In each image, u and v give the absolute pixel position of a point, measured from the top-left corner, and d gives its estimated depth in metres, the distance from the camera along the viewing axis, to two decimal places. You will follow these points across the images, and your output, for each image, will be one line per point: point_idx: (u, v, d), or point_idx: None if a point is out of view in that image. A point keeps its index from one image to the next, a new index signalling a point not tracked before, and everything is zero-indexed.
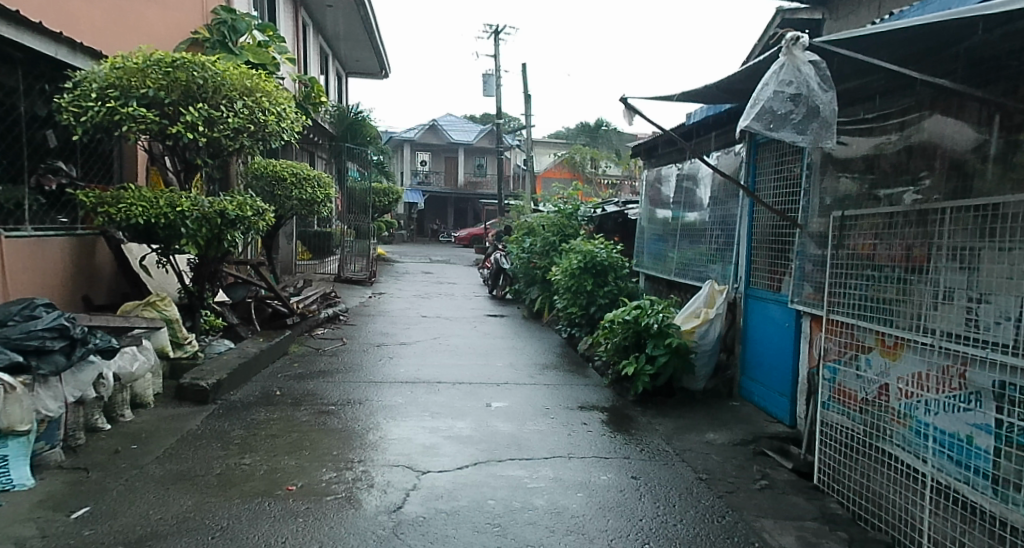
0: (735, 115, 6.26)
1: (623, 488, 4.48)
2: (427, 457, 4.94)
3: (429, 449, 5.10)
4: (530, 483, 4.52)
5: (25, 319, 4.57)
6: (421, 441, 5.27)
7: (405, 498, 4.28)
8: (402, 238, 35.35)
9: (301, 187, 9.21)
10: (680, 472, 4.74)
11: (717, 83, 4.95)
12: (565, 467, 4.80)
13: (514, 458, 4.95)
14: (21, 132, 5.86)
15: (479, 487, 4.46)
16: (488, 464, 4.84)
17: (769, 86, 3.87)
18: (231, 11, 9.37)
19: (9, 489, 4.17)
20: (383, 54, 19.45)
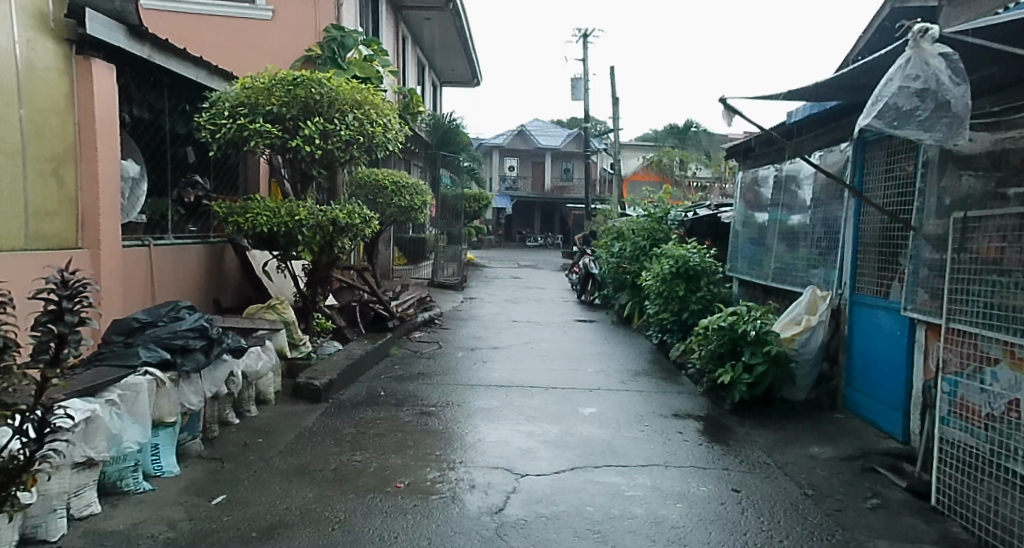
0: (841, 112, 6.13)
1: (724, 500, 4.47)
2: (525, 460, 5.10)
3: (526, 452, 5.25)
4: (627, 491, 4.59)
5: (170, 320, 4.97)
6: (518, 445, 5.43)
7: (505, 500, 4.44)
8: (490, 244, 35.95)
9: (401, 195, 9.54)
10: (785, 486, 4.69)
11: (826, 81, 4.89)
12: (663, 476, 4.84)
13: (610, 465, 5.04)
14: (167, 148, 6.44)
15: (578, 493, 4.56)
16: (584, 469, 4.95)
17: (894, 81, 3.84)
18: (341, 28, 9.49)
19: (160, 475, 4.52)
20: (474, 63, 19.87)
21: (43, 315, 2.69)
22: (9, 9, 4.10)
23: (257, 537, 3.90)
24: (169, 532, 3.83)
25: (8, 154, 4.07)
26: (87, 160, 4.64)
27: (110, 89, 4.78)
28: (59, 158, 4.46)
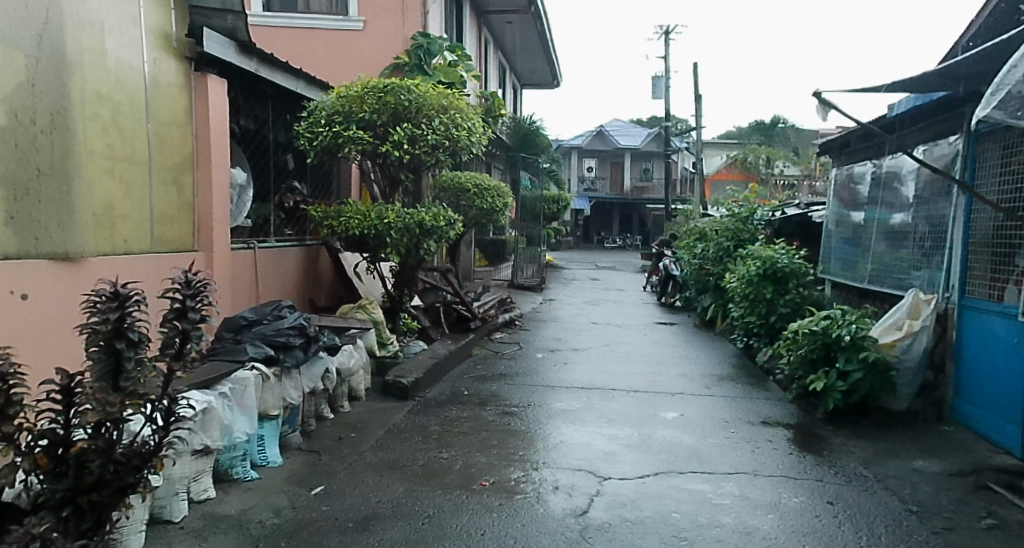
0: (952, 102, 5.88)
1: (820, 513, 4.38)
2: (608, 463, 5.13)
3: (609, 455, 5.28)
4: (715, 499, 4.55)
5: (273, 318, 5.24)
6: (600, 447, 5.47)
7: (590, 503, 4.46)
8: (567, 246, 35.90)
9: (482, 196, 9.45)
10: (886, 501, 4.55)
11: (939, 70, 4.75)
12: (752, 485, 4.78)
13: (696, 471, 5.01)
14: (270, 156, 6.79)
15: (663, 498, 4.55)
16: (669, 475, 4.93)
17: (1019, 68, 3.68)
18: (426, 35, 9.76)
19: (264, 464, 4.78)
20: (555, 64, 19.91)
21: (169, 313, 2.88)
22: (140, 30, 4.40)
23: (353, 528, 4.05)
24: (275, 518, 4.06)
25: (138, 164, 4.39)
26: (203, 168, 4.97)
27: (222, 102, 5.09)
28: (179, 167, 4.79)
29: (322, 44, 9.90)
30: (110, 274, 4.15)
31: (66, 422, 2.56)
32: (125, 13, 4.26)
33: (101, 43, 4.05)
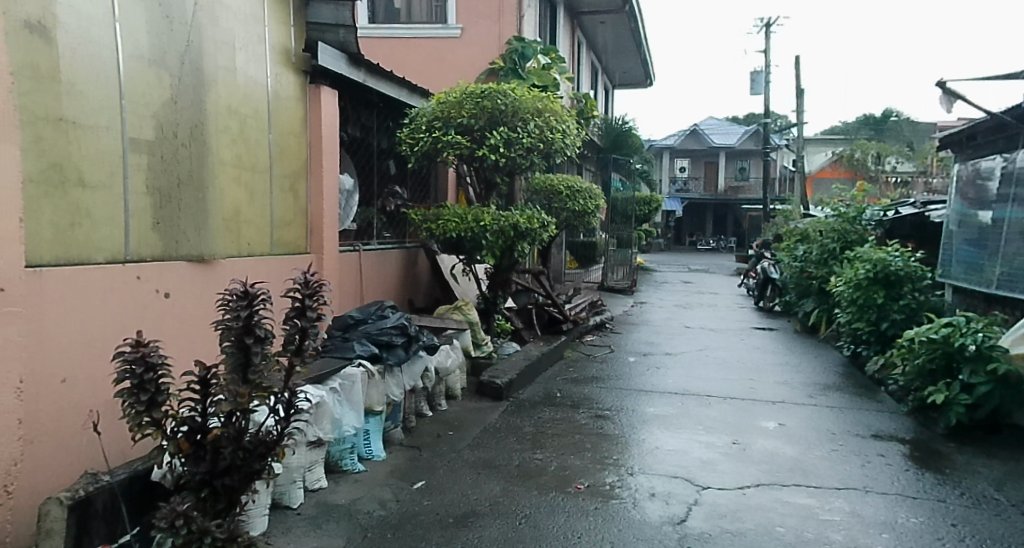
0: None
1: (940, 535, 4.19)
2: (706, 472, 5.06)
3: (706, 464, 5.22)
4: (823, 514, 4.42)
5: (377, 318, 5.46)
6: (697, 455, 5.41)
7: (688, 512, 4.42)
8: (658, 248, 35.42)
9: (574, 199, 9.40)
10: (1017, 527, 4.31)
11: None
12: (864, 502, 4.62)
13: (800, 484, 4.89)
14: (374, 162, 7.07)
15: (765, 511, 4.47)
16: (771, 486, 4.83)
17: None
18: (521, 39, 9.81)
19: (369, 458, 4.97)
20: (648, 64, 19.68)
21: (290, 311, 3.07)
22: (266, 47, 4.69)
23: (453, 523, 4.16)
24: (381, 510, 4.23)
25: (261, 172, 4.68)
26: (316, 175, 5.25)
27: (334, 113, 5.36)
28: (295, 174, 5.08)
29: (422, 52, 10.21)
30: (240, 276, 4.45)
31: (203, 410, 2.79)
32: (252, 32, 4.54)
33: (231, 60, 4.34)
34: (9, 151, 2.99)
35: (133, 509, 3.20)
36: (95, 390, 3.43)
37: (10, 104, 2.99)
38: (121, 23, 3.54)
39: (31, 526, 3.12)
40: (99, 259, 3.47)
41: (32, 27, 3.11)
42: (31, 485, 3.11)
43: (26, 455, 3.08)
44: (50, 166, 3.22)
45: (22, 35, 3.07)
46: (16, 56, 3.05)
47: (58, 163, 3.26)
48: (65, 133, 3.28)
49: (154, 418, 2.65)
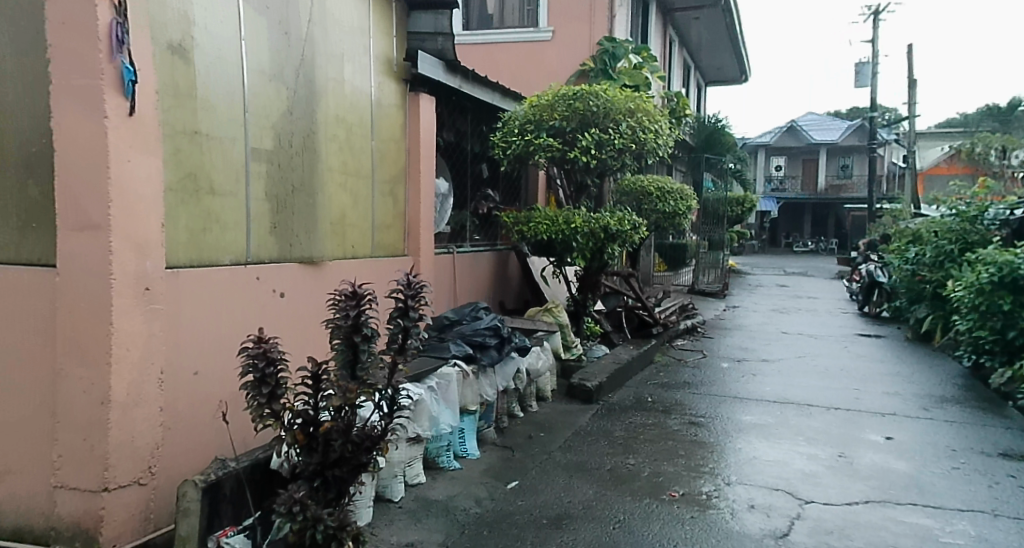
0: None
1: None
2: (809, 485, 4.91)
3: (809, 476, 5.06)
4: (944, 537, 4.21)
5: (472, 320, 5.57)
6: (799, 467, 5.25)
7: (791, 526, 4.31)
8: (752, 250, 34.42)
9: (665, 200, 9.27)
10: None
11: None
12: (989, 526, 4.37)
13: (917, 503, 4.66)
14: (467, 166, 7.21)
15: (874, 528, 4.30)
16: (883, 504, 4.64)
17: None
18: (612, 39, 9.72)
19: (463, 456, 5.07)
20: (745, 61, 19.13)
21: (394, 311, 3.17)
22: (371, 58, 4.87)
23: (547, 525, 4.20)
24: (477, 508, 4.32)
25: (365, 177, 4.86)
26: (413, 179, 5.41)
27: (431, 119, 5.51)
28: (395, 179, 5.24)
29: (514, 58, 10.35)
30: (346, 277, 4.64)
31: (315, 404, 2.94)
32: (359, 44, 4.73)
33: (340, 72, 4.54)
34: (154, 163, 3.23)
35: (256, 496, 3.39)
36: (221, 383, 3.67)
37: (155, 120, 3.24)
38: (246, 41, 3.77)
39: (168, 506, 3.38)
40: (226, 261, 3.69)
41: (174, 49, 3.36)
42: (169, 469, 3.37)
43: (165, 442, 3.33)
44: (186, 175, 3.46)
45: (165, 56, 3.32)
46: (160, 75, 3.30)
47: (192, 173, 3.50)
48: (199, 144, 3.52)
49: (273, 410, 2.80)
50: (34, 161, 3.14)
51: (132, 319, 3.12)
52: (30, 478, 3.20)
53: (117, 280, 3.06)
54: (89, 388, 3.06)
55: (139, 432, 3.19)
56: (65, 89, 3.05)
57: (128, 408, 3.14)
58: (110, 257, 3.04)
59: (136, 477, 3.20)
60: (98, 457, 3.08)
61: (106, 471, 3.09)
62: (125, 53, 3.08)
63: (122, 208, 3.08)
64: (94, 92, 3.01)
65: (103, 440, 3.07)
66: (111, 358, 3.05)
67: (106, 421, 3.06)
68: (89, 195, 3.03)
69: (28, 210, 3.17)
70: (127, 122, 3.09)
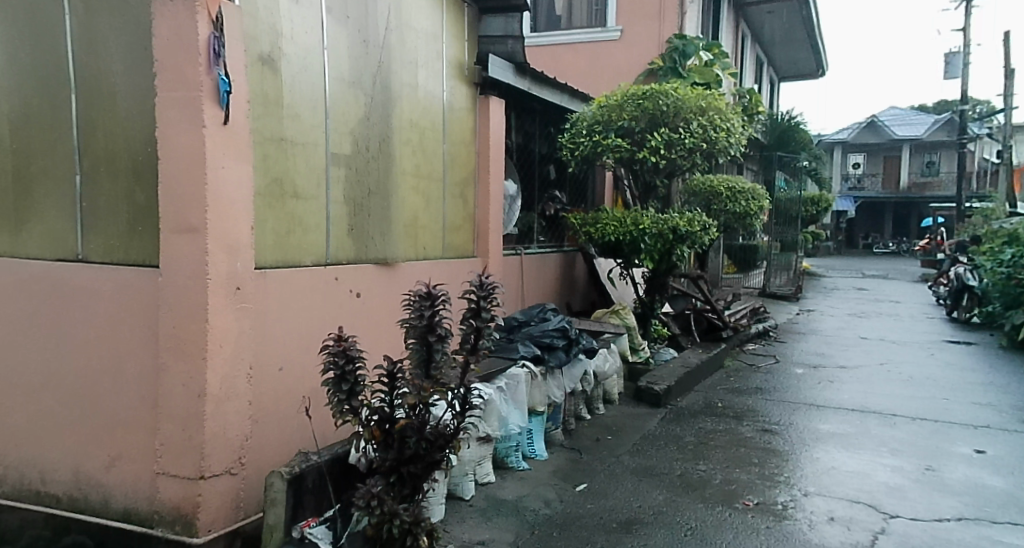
0: None
1: None
2: (893, 499, 4.74)
3: (894, 489, 4.89)
4: None
5: (539, 322, 5.60)
6: (882, 479, 5.07)
7: (874, 540, 4.17)
8: (828, 252, 33.34)
9: (736, 200, 9.05)
10: None
11: None
12: None
13: (1014, 522, 4.45)
14: (535, 167, 7.24)
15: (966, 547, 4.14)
16: (976, 521, 4.44)
17: None
18: (682, 37, 9.56)
19: (531, 456, 5.09)
20: (822, 56, 18.59)
21: (466, 312, 3.21)
22: (443, 63, 4.95)
23: (617, 529, 4.18)
24: (546, 509, 4.34)
25: (437, 180, 4.94)
26: (483, 181, 5.47)
27: (501, 121, 5.56)
28: (465, 181, 5.31)
29: (583, 59, 10.34)
30: (418, 278, 4.72)
31: (391, 401, 3.01)
32: (432, 49, 4.81)
33: (414, 77, 4.63)
34: (246, 169, 3.37)
35: (337, 488, 3.49)
36: (304, 379, 3.79)
37: (247, 129, 3.38)
38: (329, 50, 3.88)
39: (257, 496, 3.52)
40: (307, 263, 3.81)
41: (264, 60, 3.50)
42: (257, 460, 3.51)
43: (253, 434, 3.47)
44: (273, 180, 3.60)
45: (256, 67, 3.47)
46: (251, 86, 3.44)
47: (278, 179, 3.63)
48: (285, 151, 3.65)
49: (352, 406, 2.91)
50: (140, 169, 3.35)
51: (224, 317, 3.26)
52: (133, 464, 3.38)
53: (212, 280, 3.21)
54: (187, 381, 3.22)
55: (231, 424, 3.33)
56: (166, 101, 3.22)
57: (221, 401, 3.28)
58: (206, 258, 3.19)
59: (228, 467, 3.34)
60: (195, 446, 3.23)
61: (202, 460, 3.24)
62: (221, 66, 3.22)
63: (217, 212, 3.22)
64: (193, 102, 3.17)
65: (199, 431, 3.22)
66: (207, 353, 3.20)
67: (202, 413, 3.21)
68: (188, 200, 3.19)
69: (135, 215, 3.37)
70: (222, 130, 3.24)
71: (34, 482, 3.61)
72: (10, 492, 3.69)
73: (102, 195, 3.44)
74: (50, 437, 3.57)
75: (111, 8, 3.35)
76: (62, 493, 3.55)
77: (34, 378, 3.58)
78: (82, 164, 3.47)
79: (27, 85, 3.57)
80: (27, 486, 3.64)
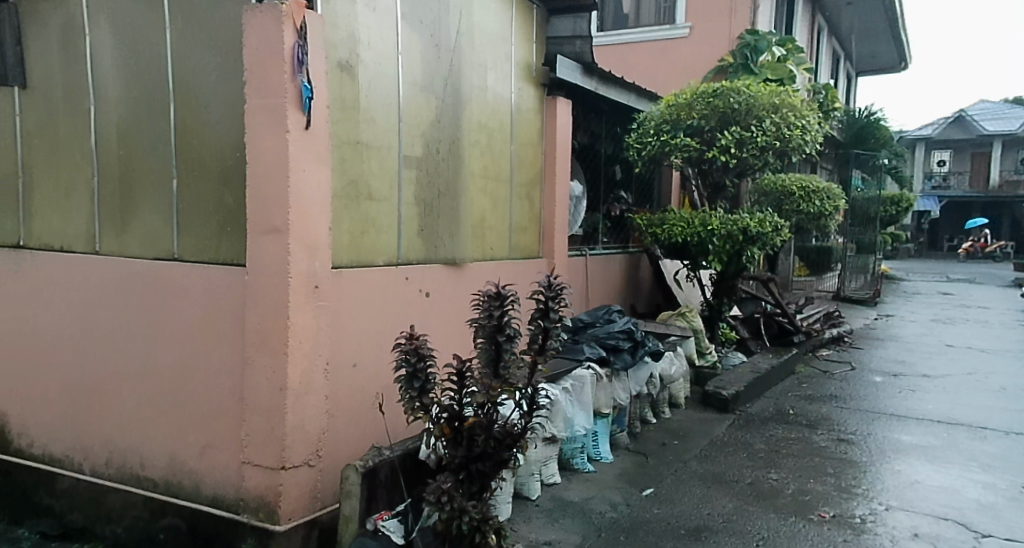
0: None
1: None
2: (982, 517, 4.53)
3: (984, 508, 4.67)
4: None
5: (605, 323, 5.57)
6: (971, 496, 4.85)
7: None
8: (909, 254, 32.03)
9: (809, 200, 8.82)
10: None
11: None
12: None
13: None
14: (601, 167, 7.21)
15: None
16: None
17: None
18: (755, 32, 9.31)
19: (597, 459, 5.05)
20: (905, 49, 17.90)
21: (534, 312, 3.22)
22: (512, 65, 4.97)
23: (685, 535, 4.12)
24: (613, 512, 4.31)
25: (504, 181, 4.97)
26: (549, 182, 5.48)
27: (567, 122, 5.55)
28: (531, 182, 5.33)
29: (653, 57, 10.23)
30: (486, 278, 4.76)
31: (459, 399, 3.04)
32: (501, 52, 4.84)
33: (483, 80, 4.67)
34: (326, 172, 3.46)
35: (409, 482, 3.55)
36: (378, 375, 3.87)
37: (327, 133, 3.47)
38: (403, 55, 3.95)
39: (333, 487, 3.61)
40: (380, 262, 3.89)
41: (343, 67, 3.59)
42: (333, 453, 3.60)
43: (329, 428, 3.56)
44: (348, 182, 3.68)
45: (335, 73, 3.56)
46: (331, 91, 3.53)
47: (354, 181, 3.71)
48: (360, 153, 3.73)
49: (423, 403, 2.98)
50: (230, 172, 3.48)
51: (304, 315, 3.36)
52: (221, 454, 3.52)
53: (293, 279, 3.30)
54: (270, 375, 3.33)
55: (310, 417, 3.43)
56: (251, 106, 3.33)
57: (301, 395, 3.38)
58: (288, 258, 3.29)
59: (306, 459, 3.44)
60: (277, 437, 3.34)
61: (283, 451, 3.34)
62: (304, 73, 3.31)
63: (299, 213, 3.32)
64: (276, 108, 3.27)
65: (281, 423, 3.32)
66: (288, 349, 3.31)
67: (283, 406, 3.32)
68: (271, 201, 3.30)
69: (225, 217, 3.50)
70: (304, 135, 3.33)
71: (134, 467, 3.79)
72: (112, 476, 3.88)
73: (196, 196, 3.59)
74: (146, 428, 3.74)
75: (205, 19, 3.48)
76: (159, 478, 3.72)
77: (133, 373, 3.76)
78: (178, 170, 3.63)
79: (131, 94, 3.74)
80: (127, 470, 3.82)
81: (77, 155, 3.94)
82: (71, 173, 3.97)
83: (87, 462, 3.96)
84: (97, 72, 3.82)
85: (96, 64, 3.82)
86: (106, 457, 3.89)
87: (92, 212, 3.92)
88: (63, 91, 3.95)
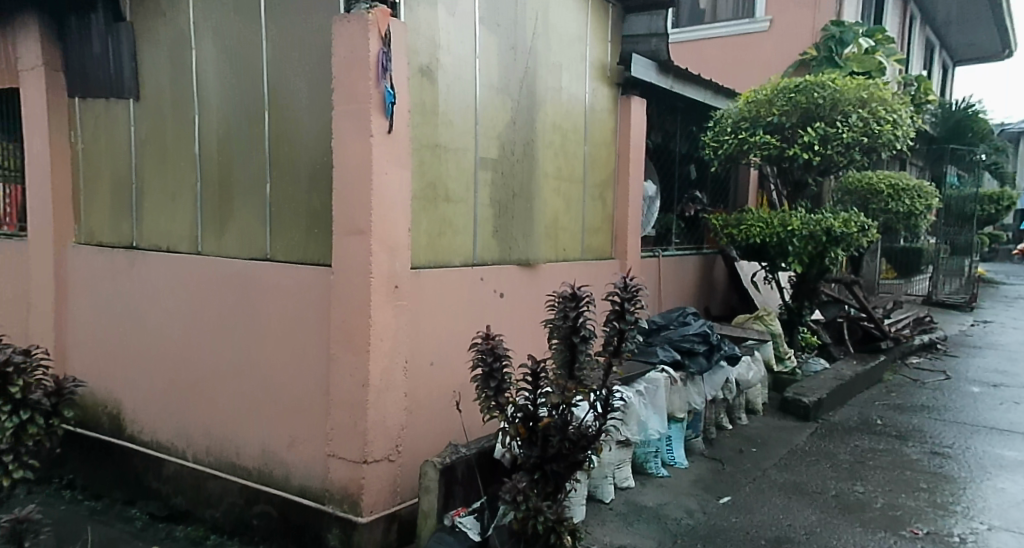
0: None
1: None
2: None
3: None
4: None
5: (679, 326, 5.47)
6: None
7: None
8: (1009, 256, 30.26)
9: (900, 199, 8.46)
10: None
11: None
12: None
13: None
14: (676, 167, 7.09)
15: None
16: None
17: None
18: (839, 23, 8.98)
19: (671, 464, 4.98)
20: (1006, 39, 16.93)
21: (609, 314, 3.16)
22: (587, 65, 4.95)
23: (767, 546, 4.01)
24: (689, 519, 4.23)
25: (578, 182, 4.95)
26: (622, 183, 5.42)
27: (643, 121, 5.48)
28: (604, 183, 5.29)
29: (732, 52, 10.02)
30: (560, 280, 4.75)
31: (534, 399, 3.04)
32: (576, 52, 4.83)
33: (559, 81, 4.66)
34: (406, 174, 3.51)
35: (485, 481, 3.56)
36: (455, 374, 3.90)
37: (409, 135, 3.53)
38: (480, 58, 3.97)
39: (412, 483, 3.66)
40: (457, 263, 3.92)
41: (424, 71, 3.64)
42: (412, 450, 3.65)
43: (408, 425, 3.61)
44: (427, 184, 3.73)
45: (417, 78, 3.61)
46: (412, 94, 3.59)
47: (432, 183, 3.76)
48: (439, 156, 3.78)
49: (499, 402, 3.02)
50: (320, 173, 3.57)
51: (385, 313, 3.41)
52: (308, 446, 3.62)
53: (375, 278, 3.37)
54: (353, 371, 3.41)
55: (390, 413, 3.48)
56: (337, 109, 3.42)
57: (382, 392, 3.44)
58: (370, 258, 3.35)
59: (387, 454, 3.49)
60: (359, 432, 3.41)
61: (365, 446, 3.41)
62: (388, 78, 3.36)
63: (381, 214, 3.38)
64: (359, 111, 3.35)
65: (363, 419, 3.39)
66: (370, 346, 3.37)
67: (365, 402, 3.39)
68: (355, 203, 3.37)
69: (314, 217, 3.60)
70: (387, 138, 3.39)
71: (231, 456, 3.93)
72: (211, 463, 4.03)
73: (289, 197, 3.69)
74: (242, 420, 3.87)
75: (297, 27, 3.59)
76: (253, 467, 3.84)
77: (231, 370, 3.90)
78: (272, 174, 3.74)
79: (230, 101, 3.88)
80: (225, 458, 3.97)
81: (183, 159, 4.11)
82: (178, 176, 4.15)
83: (189, 449, 4.13)
84: (201, 80, 3.98)
85: (200, 72, 3.98)
86: (206, 445, 4.05)
87: (196, 214, 4.09)
88: (171, 99, 4.14)
